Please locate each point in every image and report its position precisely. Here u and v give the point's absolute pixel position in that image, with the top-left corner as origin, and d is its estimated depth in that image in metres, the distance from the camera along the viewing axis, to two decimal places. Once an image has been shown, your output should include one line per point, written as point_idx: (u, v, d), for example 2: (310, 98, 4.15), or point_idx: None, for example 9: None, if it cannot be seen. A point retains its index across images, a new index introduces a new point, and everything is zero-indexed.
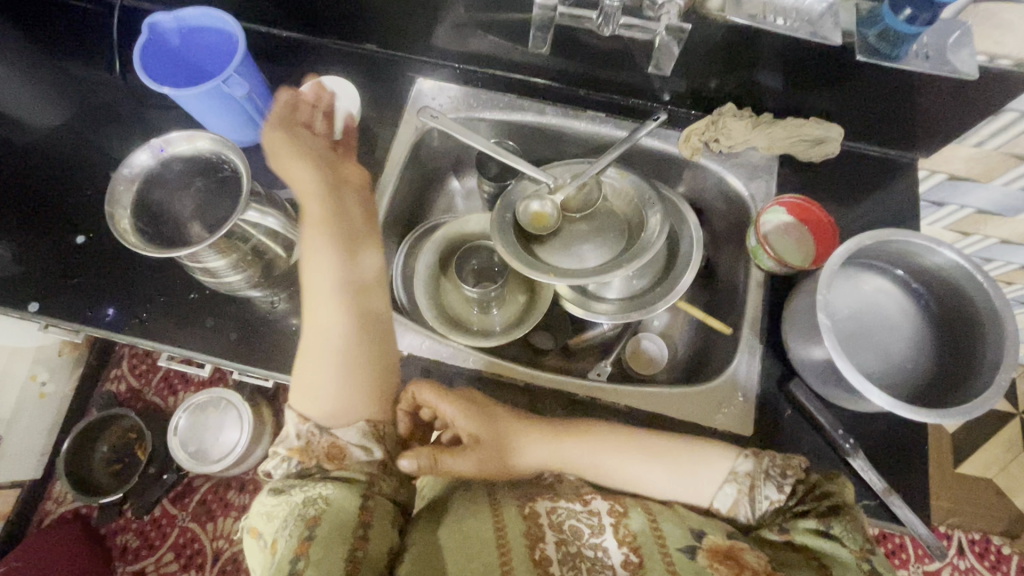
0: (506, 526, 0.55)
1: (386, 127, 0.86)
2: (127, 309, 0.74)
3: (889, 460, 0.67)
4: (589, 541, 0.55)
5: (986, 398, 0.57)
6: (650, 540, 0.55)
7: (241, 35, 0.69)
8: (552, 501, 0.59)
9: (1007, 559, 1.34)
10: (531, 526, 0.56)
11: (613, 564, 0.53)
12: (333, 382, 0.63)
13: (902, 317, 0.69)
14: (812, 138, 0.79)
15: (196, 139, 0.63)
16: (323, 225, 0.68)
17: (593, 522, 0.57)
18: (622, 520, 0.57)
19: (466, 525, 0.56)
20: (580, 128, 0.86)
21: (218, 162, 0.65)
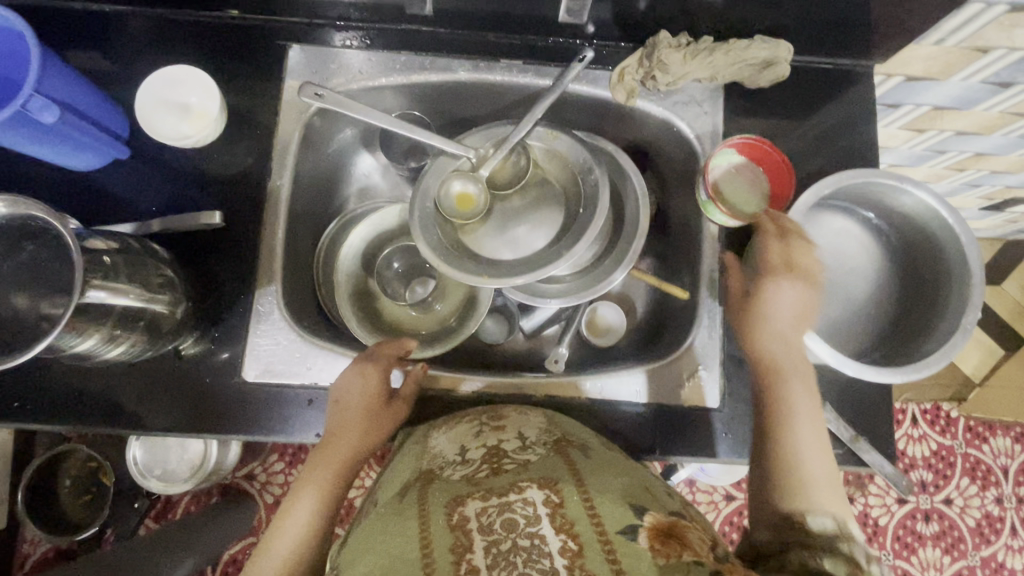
0: (430, 535, 0.43)
1: (264, 114, 0.71)
2: (7, 392, 0.64)
3: (856, 406, 0.66)
4: (523, 531, 0.42)
5: (948, 349, 0.54)
6: (590, 527, 0.42)
7: (30, 36, 0.52)
8: (482, 498, 0.46)
9: (955, 422, 1.45)
10: (459, 536, 0.43)
11: (551, 553, 0.40)
12: None
13: (862, 253, 0.65)
14: (759, 60, 0.68)
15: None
16: (317, 479, 0.58)
17: (529, 512, 0.44)
18: (559, 508, 0.44)
19: (384, 546, 0.44)
20: (495, 82, 0.73)
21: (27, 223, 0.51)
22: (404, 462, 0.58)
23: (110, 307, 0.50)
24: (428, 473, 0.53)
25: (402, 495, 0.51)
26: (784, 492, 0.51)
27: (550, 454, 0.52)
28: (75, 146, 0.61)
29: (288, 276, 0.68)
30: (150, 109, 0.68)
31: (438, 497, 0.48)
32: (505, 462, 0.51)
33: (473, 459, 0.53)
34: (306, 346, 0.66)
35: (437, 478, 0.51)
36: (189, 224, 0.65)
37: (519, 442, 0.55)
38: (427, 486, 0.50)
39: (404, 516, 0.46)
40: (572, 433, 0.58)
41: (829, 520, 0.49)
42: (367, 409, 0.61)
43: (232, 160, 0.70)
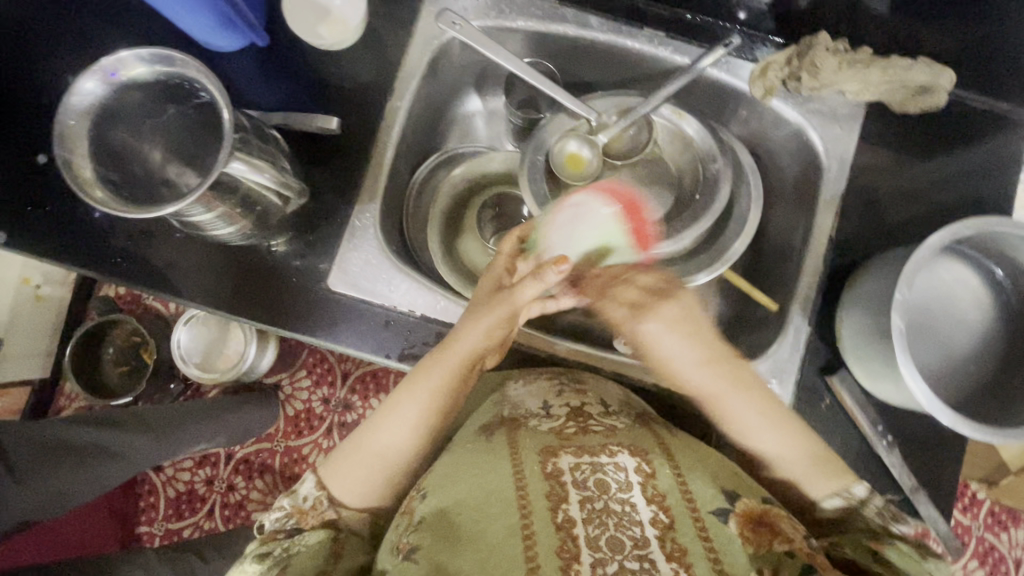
0: (524, 479, 0.45)
1: (397, 32, 0.71)
2: (104, 248, 0.66)
3: (924, 458, 0.64)
4: (615, 495, 0.43)
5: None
6: (681, 501, 0.43)
7: None
8: (575, 452, 0.47)
9: (980, 504, 1.40)
10: (553, 485, 0.44)
11: (641, 521, 0.41)
12: (355, 479, 0.56)
13: (975, 307, 0.62)
14: (917, 84, 0.65)
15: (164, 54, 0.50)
16: (432, 380, 0.57)
17: (620, 478, 0.44)
18: (650, 479, 0.45)
19: (476, 480, 0.46)
20: (631, 50, 0.71)
21: (187, 87, 0.52)
22: (485, 405, 0.59)
23: (237, 185, 0.51)
24: (513, 419, 0.54)
25: (487, 435, 0.53)
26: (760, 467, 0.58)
27: (635, 426, 0.53)
28: (221, 24, 0.61)
29: (387, 198, 0.68)
30: (294, 14, 0.69)
31: (530, 443, 0.49)
32: (591, 423, 0.52)
33: (559, 415, 0.53)
34: (392, 269, 0.66)
35: (523, 425, 0.53)
36: (310, 124, 0.65)
37: (602, 408, 0.55)
38: (514, 431, 0.52)
39: (494, 456, 0.48)
40: (648, 411, 0.59)
41: (839, 500, 0.53)
42: (493, 324, 0.58)
43: (357, 71, 0.70)
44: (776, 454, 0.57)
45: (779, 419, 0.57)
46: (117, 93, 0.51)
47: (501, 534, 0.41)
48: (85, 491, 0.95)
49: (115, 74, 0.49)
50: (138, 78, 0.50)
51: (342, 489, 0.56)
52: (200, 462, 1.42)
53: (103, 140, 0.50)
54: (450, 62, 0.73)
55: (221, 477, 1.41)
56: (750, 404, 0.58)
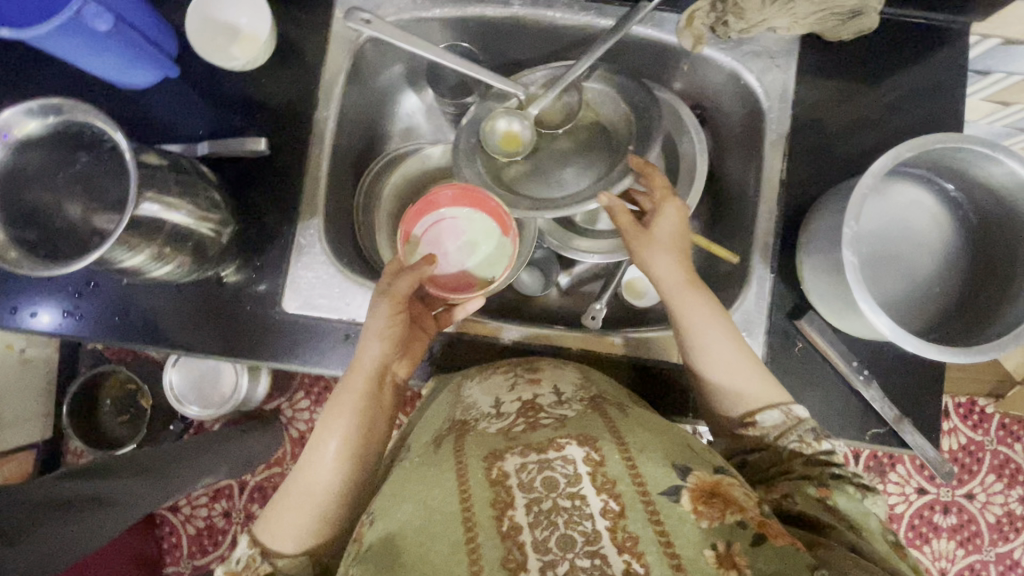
0: (470, 488, 0.45)
1: (314, 40, 0.69)
2: (55, 305, 0.66)
3: (903, 387, 0.64)
4: (564, 490, 0.43)
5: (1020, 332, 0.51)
6: (631, 485, 0.43)
7: None
8: (521, 453, 0.47)
9: (989, 418, 1.40)
10: (499, 491, 0.45)
11: (592, 514, 0.42)
12: (292, 525, 0.53)
13: (934, 228, 0.61)
14: (848, 9, 0.63)
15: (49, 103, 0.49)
16: (348, 407, 0.56)
17: (569, 471, 0.44)
18: (599, 467, 0.44)
19: (425, 495, 0.46)
20: (554, 21, 0.69)
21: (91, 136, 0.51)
22: (437, 409, 0.60)
23: (161, 222, 0.50)
24: (464, 423, 0.54)
25: (440, 443, 0.52)
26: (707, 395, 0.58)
27: (587, 411, 0.52)
28: (128, 63, 0.60)
29: (330, 211, 0.67)
30: (201, 37, 0.66)
31: (476, 449, 0.48)
32: (541, 416, 0.51)
33: (509, 412, 0.53)
34: (345, 282, 0.66)
35: (472, 429, 0.52)
36: (239, 148, 0.64)
37: (555, 396, 0.54)
38: (462, 437, 0.51)
39: (442, 466, 0.48)
40: (608, 391, 0.57)
41: (776, 414, 0.54)
42: (392, 332, 0.59)
43: (279, 87, 0.68)
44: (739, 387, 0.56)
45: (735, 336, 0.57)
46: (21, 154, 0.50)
47: (447, 551, 0.42)
48: (85, 545, 0.87)
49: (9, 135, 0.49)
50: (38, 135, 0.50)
51: (279, 541, 0.53)
52: (214, 496, 1.43)
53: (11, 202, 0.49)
54: (373, 64, 0.72)
55: (238, 507, 1.43)
56: (710, 320, 0.58)
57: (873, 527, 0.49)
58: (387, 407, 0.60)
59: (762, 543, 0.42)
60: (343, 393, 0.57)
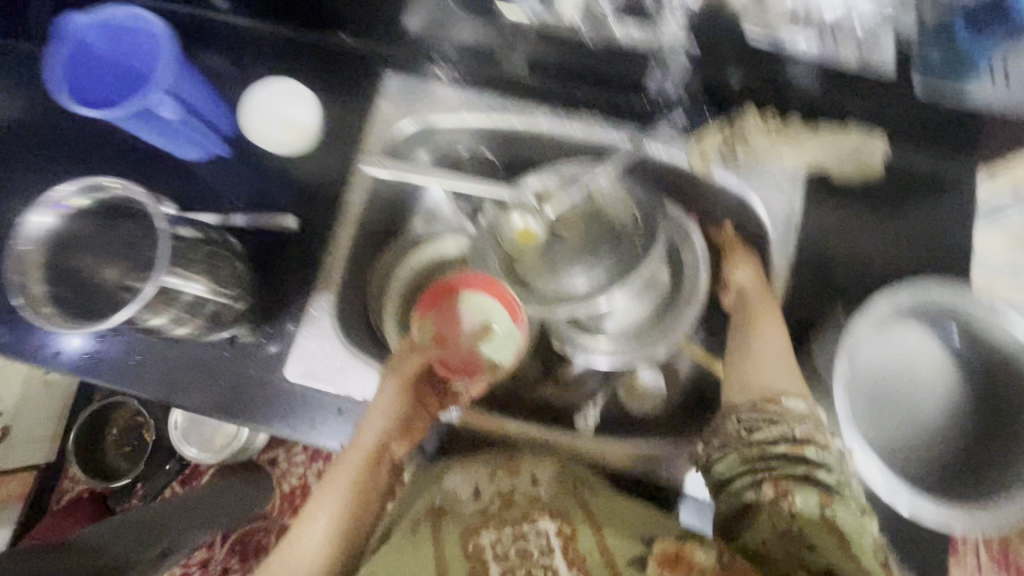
0: (449, 562, 0.50)
1: (354, 130, 0.76)
2: (79, 347, 0.70)
3: (905, 540, 0.60)
4: (538, 562, 0.49)
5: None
6: (601, 564, 0.49)
7: (166, 36, 0.60)
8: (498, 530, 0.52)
9: None
10: (476, 564, 0.50)
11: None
12: None
13: (940, 375, 0.60)
14: (851, 149, 0.66)
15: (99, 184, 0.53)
16: (341, 479, 0.56)
17: (543, 544, 0.51)
18: (571, 542, 0.51)
19: (405, 567, 0.50)
20: (574, 134, 0.74)
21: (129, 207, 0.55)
22: (420, 491, 0.61)
23: (183, 291, 0.54)
24: (442, 505, 0.56)
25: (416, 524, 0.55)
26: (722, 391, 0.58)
27: (559, 491, 0.57)
28: (184, 140, 0.68)
29: (344, 287, 0.71)
30: (252, 126, 0.71)
31: (452, 528, 0.53)
32: (515, 493, 0.57)
33: (485, 495, 0.57)
34: (347, 356, 0.68)
35: (452, 513, 0.55)
36: (268, 223, 0.71)
37: (531, 480, 0.58)
38: (441, 519, 0.55)
39: (422, 544, 0.52)
40: (584, 477, 0.61)
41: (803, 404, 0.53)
42: (393, 411, 0.59)
43: (316, 169, 0.75)
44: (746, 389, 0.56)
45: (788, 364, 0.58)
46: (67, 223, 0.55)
47: None
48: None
49: (64, 205, 0.54)
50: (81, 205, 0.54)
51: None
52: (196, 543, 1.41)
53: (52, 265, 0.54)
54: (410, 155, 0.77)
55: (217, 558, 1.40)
56: (777, 334, 0.62)
57: (867, 544, 0.45)
58: (382, 484, 0.59)
59: None
60: (338, 468, 0.57)
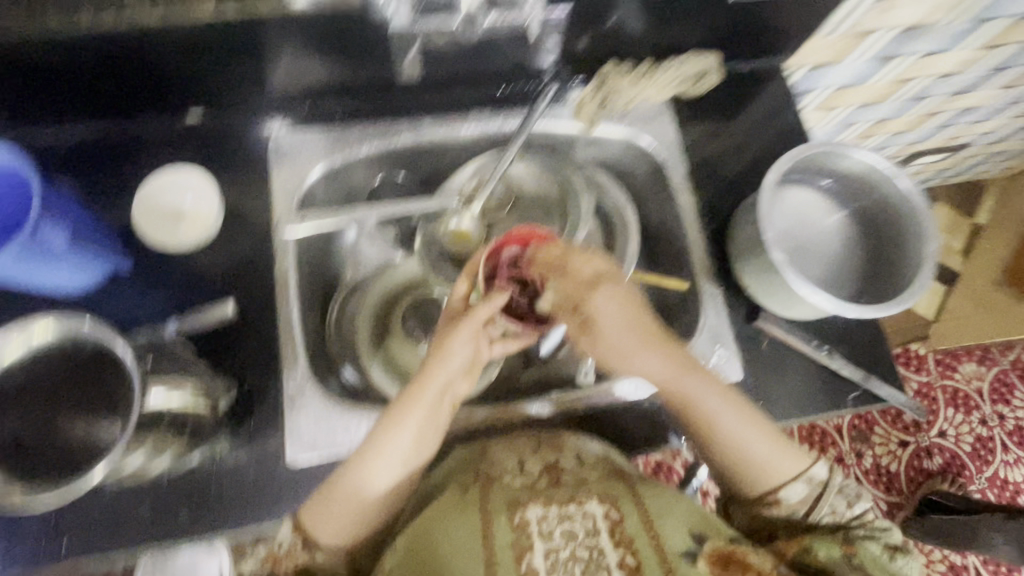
0: (496, 545, 0.53)
1: (253, 200, 0.72)
2: (30, 540, 0.59)
3: (857, 350, 0.73)
4: (581, 542, 0.52)
5: (919, 284, 0.62)
6: (646, 539, 0.52)
7: (25, 163, 0.53)
8: (542, 504, 0.56)
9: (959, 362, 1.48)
10: (520, 536, 0.53)
11: (606, 565, 0.51)
12: (339, 522, 0.57)
13: (829, 213, 0.73)
14: (694, 74, 0.79)
15: (32, 333, 0.49)
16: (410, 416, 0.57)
17: (587, 527, 0.53)
18: (616, 526, 0.53)
19: (455, 543, 0.53)
20: (467, 134, 0.78)
21: (65, 349, 0.50)
22: (459, 460, 0.63)
23: (160, 412, 0.50)
24: (487, 476, 0.59)
25: (465, 490, 0.59)
26: (741, 486, 0.61)
27: (606, 470, 0.58)
28: (76, 270, 0.61)
29: (308, 351, 0.68)
30: (145, 222, 0.68)
31: (499, 501, 0.57)
32: (562, 473, 0.59)
33: (532, 468, 0.60)
34: (342, 415, 0.65)
35: (496, 482, 0.59)
36: (210, 321, 0.65)
37: (577, 460, 0.60)
38: (488, 488, 0.58)
39: (468, 514, 0.56)
40: (625, 463, 0.62)
41: (800, 489, 0.59)
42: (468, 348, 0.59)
43: (228, 251, 0.70)
44: (768, 461, 0.59)
45: (654, 341, 0.59)
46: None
47: None
48: None
49: None
50: (14, 359, 0.49)
51: (319, 529, 0.56)
52: None
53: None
54: (324, 199, 0.77)
55: None
56: (719, 399, 0.59)
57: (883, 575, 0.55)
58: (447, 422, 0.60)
59: None
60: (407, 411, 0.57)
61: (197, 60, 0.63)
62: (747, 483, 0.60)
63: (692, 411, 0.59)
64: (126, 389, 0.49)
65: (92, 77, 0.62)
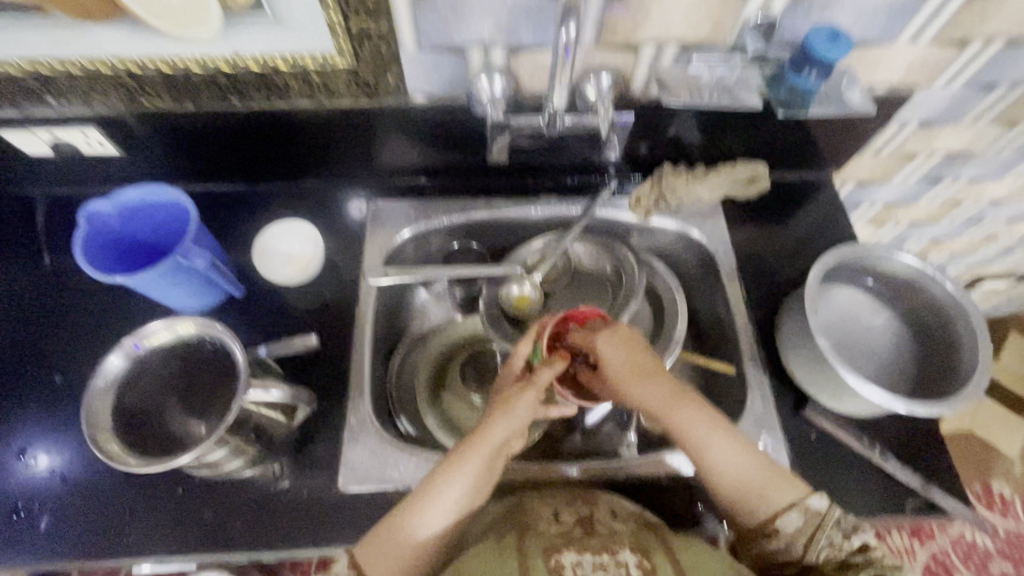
0: None
1: (346, 254, 0.83)
2: (102, 531, 0.64)
3: (913, 456, 0.71)
4: None
5: (966, 391, 0.63)
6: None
7: (190, 200, 0.67)
8: (577, 551, 0.50)
9: None
10: None
11: None
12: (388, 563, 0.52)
13: (876, 309, 0.76)
14: (745, 178, 0.85)
15: (179, 324, 0.60)
16: (461, 454, 0.56)
17: None
18: None
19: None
20: (537, 213, 0.88)
21: (199, 342, 0.60)
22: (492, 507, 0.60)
23: (249, 413, 0.57)
24: (521, 520, 0.55)
25: (500, 536, 0.53)
26: (746, 516, 0.56)
27: (638, 527, 0.53)
28: (202, 291, 0.72)
29: (372, 387, 0.74)
30: (262, 261, 0.79)
31: (534, 547, 0.51)
32: (598, 527, 0.53)
33: (567, 517, 0.54)
34: (394, 450, 0.69)
35: (531, 529, 0.53)
36: (290, 347, 0.72)
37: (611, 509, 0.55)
38: (523, 536, 0.52)
39: (502, 557, 0.50)
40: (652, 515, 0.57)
41: (796, 518, 0.54)
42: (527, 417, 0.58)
43: (320, 294, 0.80)
44: (761, 490, 0.56)
45: (645, 373, 0.60)
46: (139, 361, 0.60)
47: None
48: None
49: (137, 346, 0.59)
50: (160, 343, 0.60)
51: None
52: None
53: (124, 404, 0.57)
54: (407, 257, 0.87)
55: None
56: (715, 431, 0.58)
57: None
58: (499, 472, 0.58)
59: None
60: (466, 449, 0.56)
61: (329, 139, 0.78)
62: (745, 506, 0.56)
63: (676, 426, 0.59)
64: (236, 389, 0.57)
65: (251, 145, 0.78)
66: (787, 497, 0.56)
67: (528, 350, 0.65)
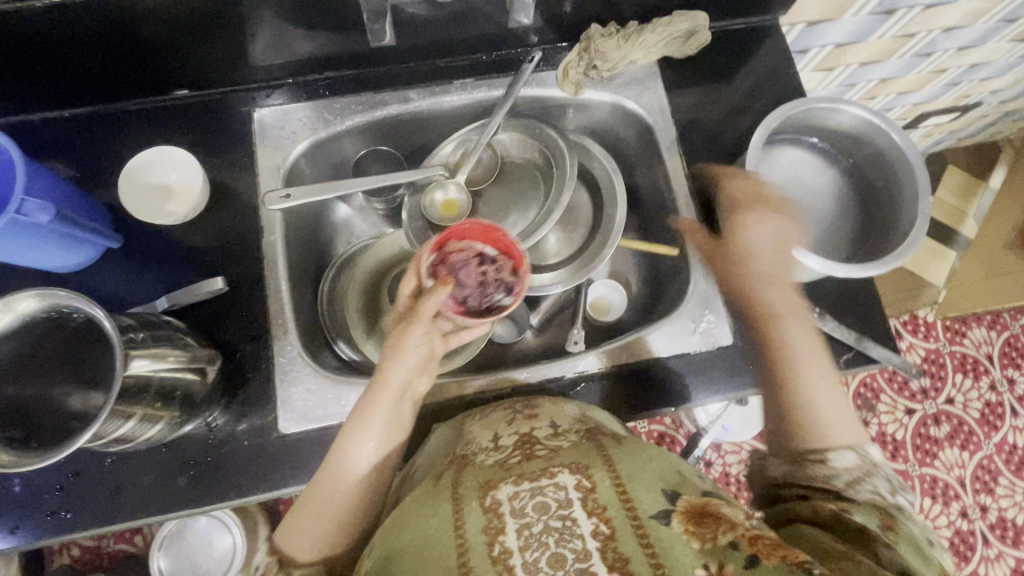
0: (464, 522, 0.45)
1: (239, 178, 0.72)
2: (40, 509, 0.62)
3: (848, 314, 0.72)
4: (556, 512, 0.44)
5: (906, 246, 0.61)
6: (620, 508, 0.44)
7: (8, 138, 0.54)
8: (514, 481, 0.47)
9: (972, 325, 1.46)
10: (493, 517, 0.45)
11: (583, 534, 0.43)
12: (321, 524, 0.52)
13: (819, 171, 0.72)
14: (683, 32, 0.75)
15: (15, 303, 0.49)
16: (363, 411, 0.55)
17: (560, 496, 0.45)
18: (591, 493, 0.45)
19: (421, 527, 0.46)
20: (453, 103, 0.77)
21: (65, 317, 0.52)
22: (439, 443, 0.59)
23: (147, 379, 0.52)
24: (463, 457, 0.54)
25: (440, 478, 0.52)
26: (799, 442, 0.55)
27: (581, 440, 0.53)
28: (67, 246, 0.62)
29: (297, 324, 0.68)
30: (134, 197, 0.69)
31: (471, 481, 0.49)
32: (537, 447, 0.52)
33: (506, 444, 0.53)
34: (334, 385, 0.66)
35: (471, 462, 0.52)
36: (195, 294, 0.65)
37: (551, 429, 0.55)
38: (462, 470, 0.51)
39: (441, 497, 0.48)
40: (602, 423, 0.58)
41: (850, 457, 0.53)
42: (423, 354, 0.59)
43: (217, 228, 0.70)
44: (833, 422, 0.55)
45: (777, 275, 0.62)
46: None
47: None
48: None
49: None
50: (2, 328, 0.50)
51: (301, 546, 0.51)
52: None
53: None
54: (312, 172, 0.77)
55: None
56: (812, 351, 0.58)
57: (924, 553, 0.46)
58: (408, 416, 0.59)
59: (757, 565, 0.40)
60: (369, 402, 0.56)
61: (177, 35, 0.63)
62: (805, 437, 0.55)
63: (777, 336, 0.59)
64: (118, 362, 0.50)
65: (78, 56, 0.62)
66: (846, 442, 0.54)
67: (410, 284, 0.62)
